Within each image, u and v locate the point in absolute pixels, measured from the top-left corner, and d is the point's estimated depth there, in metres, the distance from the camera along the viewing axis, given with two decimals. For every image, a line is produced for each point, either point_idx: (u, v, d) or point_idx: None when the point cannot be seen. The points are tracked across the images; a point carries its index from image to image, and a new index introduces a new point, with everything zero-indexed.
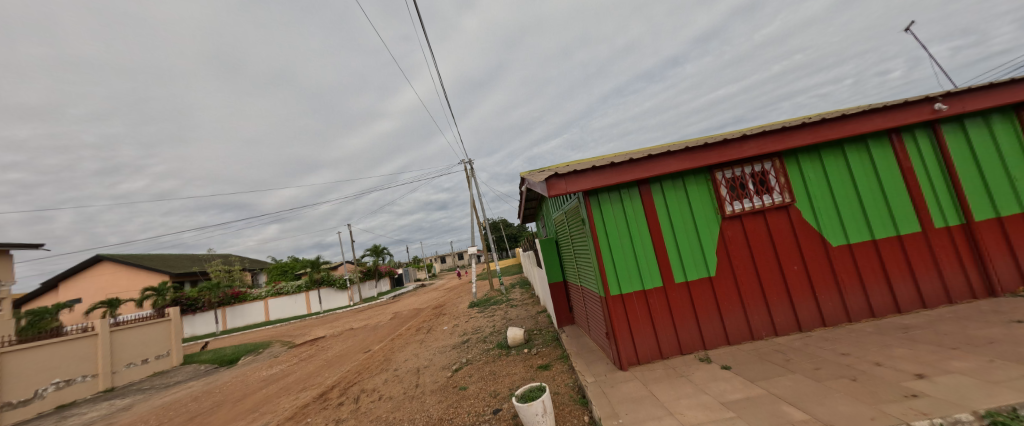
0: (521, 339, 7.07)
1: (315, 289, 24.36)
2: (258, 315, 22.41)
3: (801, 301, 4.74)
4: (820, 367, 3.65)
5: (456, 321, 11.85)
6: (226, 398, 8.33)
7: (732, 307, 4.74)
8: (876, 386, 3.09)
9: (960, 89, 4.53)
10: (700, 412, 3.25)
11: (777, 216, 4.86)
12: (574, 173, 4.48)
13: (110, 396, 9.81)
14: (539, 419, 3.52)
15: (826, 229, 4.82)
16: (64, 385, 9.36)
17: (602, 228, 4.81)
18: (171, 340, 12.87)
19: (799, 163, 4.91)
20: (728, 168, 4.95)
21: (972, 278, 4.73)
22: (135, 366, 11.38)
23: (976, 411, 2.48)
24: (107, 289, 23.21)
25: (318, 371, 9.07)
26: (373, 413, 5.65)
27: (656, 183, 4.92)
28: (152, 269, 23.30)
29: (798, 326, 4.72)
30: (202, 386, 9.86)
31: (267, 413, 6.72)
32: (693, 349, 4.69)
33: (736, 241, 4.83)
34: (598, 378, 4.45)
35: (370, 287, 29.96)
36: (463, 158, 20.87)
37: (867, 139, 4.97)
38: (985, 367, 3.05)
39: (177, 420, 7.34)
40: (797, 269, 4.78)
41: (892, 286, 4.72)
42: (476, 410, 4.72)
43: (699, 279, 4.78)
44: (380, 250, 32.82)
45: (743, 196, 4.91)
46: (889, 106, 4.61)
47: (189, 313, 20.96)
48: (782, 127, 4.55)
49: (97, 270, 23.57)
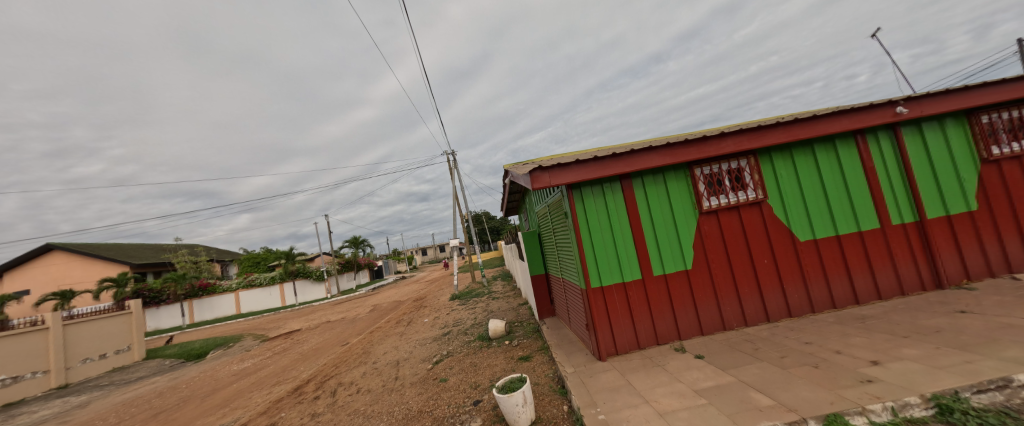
0: (502, 331, 7.13)
1: (290, 281, 23.65)
2: (228, 308, 21.64)
3: (769, 293, 4.97)
4: (786, 355, 3.85)
5: (437, 314, 11.75)
6: (194, 393, 8.00)
7: (707, 299, 4.92)
8: (835, 372, 3.29)
9: (920, 94, 4.82)
10: (674, 399, 3.37)
11: (750, 212, 5.05)
12: (558, 167, 4.50)
13: (64, 393, 9.28)
14: (519, 410, 3.57)
15: (795, 225, 5.06)
16: (11, 382, 8.79)
17: (584, 221, 4.86)
18: (132, 334, 12.22)
19: (772, 160, 5.11)
20: (706, 164, 5.08)
21: (923, 272, 5.08)
22: (92, 362, 10.76)
23: (923, 395, 2.68)
24: (58, 279, 21.75)
25: (294, 364, 8.84)
26: (351, 406, 5.57)
27: (637, 177, 5.01)
28: (111, 259, 22.01)
29: (766, 317, 4.95)
30: (168, 381, 9.44)
31: (238, 408, 6.51)
32: (669, 339, 4.85)
33: (712, 236, 5.00)
34: (578, 369, 4.54)
35: (347, 279, 29.43)
36: (446, 151, 21.40)
37: (835, 139, 5.21)
38: (932, 353, 3.30)
39: (139, 418, 7.01)
40: (767, 263, 5.00)
41: (852, 278, 5.02)
42: (456, 401, 4.74)
43: (676, 272, 4.92)
44: (359, 241, 31.98)
45: (719, 192, 5.06)
46: (855, 108, 4.86)
47: (153, 305, 19.95)
48: (758, 125, 4.71)
49: (48, 260, 22.00)
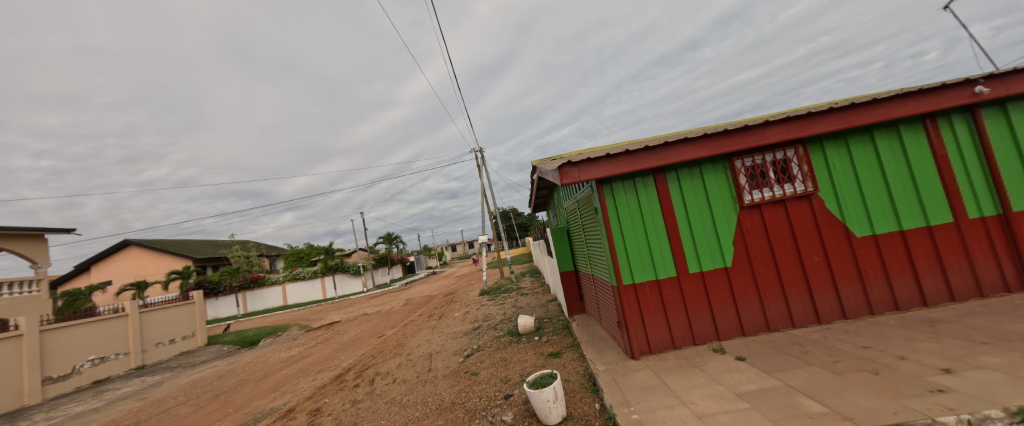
0: (531, 327, 7.12)
1: (329, 275, 24.94)
2: (276, 300, 23.24)
3: (821, 293, 4.60)
4: (840, 360, 3.54)
5: (466, 309, 11.96)
6: (249, 377, 8.67)
7: (749, 299, 4.64)
8: (899, 380, 2.99)
9: (1005, 70, 4.24)
10: (713, 402, 3.20)
11: (799, 205, 4.68)
12: (588, 162, 4.39)
13: (141, 373, 10.35)
14: (550, 405, 3.55)
15: (850, 219, 4.64)
16: (99, 361, 9.91)
17: (615, 217, 4.72)
18: (195, 322, 13.41)
19: (824, 149, 4.71)
20: (748, 155, 4.77)
21: (1006, 271, 4.51)
22: (163, 346, 11.91)
23: (1006, 408, 2.37)
24: (134, 272, 24.26)
25: (334, 354, 9.32)
26: (387, 395, 5.79)
27: (672, 171, 4.79)
28: (177, 253, 24.23)
29: (817, 318, 4.59)
30: (226, 365, 10.29)
31: (287, 392, 6.97)
32: (707, 339, 4.63)
33: (755, 231, 4.69)
34: (610, 367, 4.44)
35: (382, 274, 30.69)
36: (474, 147, 20.55)
37: (899, 125, 4.71)
38: (1019, 363, 2.91)
39: (202, 398, 7.68)
40: (818, 260, 4.63)
41: (919, 277, 4.54)
42: (487, 394, 4.79)
43: (714, 270, 4.68)
44: (392, 237, 33.17)
45: (763, 185, 4.74)
46: (924, 89, 4.35)
47: (213, 296, 21.81)
48: (808, 112, 4.34)
49: (126, 254, 24.59)
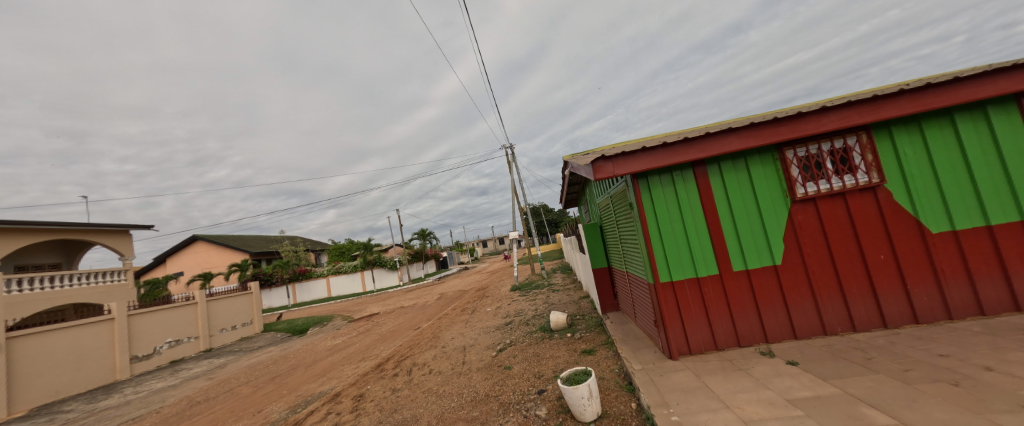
0: (563, 324, 7.04)
1: (369, 269, 26.15)
2: (322, 292, 24.73)
3: (887, 295, 4.15)
4: (911, 369, 3.17)
5: (498, 304, 12.06)
6: (299, 362, 9.30)
7: (802, 300, 4.28)
8: (984, 393, 2.63)
9: None
10: (761, 407, 2.99)
11: (861, 198, 4.24)
12: (622, 155, 4.23)
13: (209, 355, 11.44)
14: (585, 402, 3.49)
15: (924, 214, 4.14)
16: (175, 343, 11.07)
17: (651, 212, 4.52)
18: (253, 310, 14.58)
19: (892, 136, 4.22)
20: (801, 145, 4.38)
21: None
22: (226, 331, 13.07)
23: None
24: (202, 263, 26.78)
25: (375, 344, 9.76)
26: (424, 385, 5.98)
27: (714, 163, 4.51)
28: (236, 247, 26.42)
29: (882, 322, 4.15)
30: (280, 351, 11.12)
31: (333, 378, 7.40)
32: (753, 341, 4.34)
33: (809, 227, 4.31)
34: (646, 366, 4.28)
35: (417, 268, 31.68)
36: (505, 144, 20.60)
37: (986, 106, 4.12)
38: None
39: (260, 380, 8.34)
40: (883, 258, 4.18)
41: (1011, 278, 3.98)
42: (521, 389, 4.80)
43: (762, 268, 4.36)
44: (427, 233, 34.09)
45: (818, 177, 4.34)
46: (1020, 63, 3.76)
47: (267, 287, 23.58)
48: (874, 94, 3.90)
49: (195, 248, 27.18)
